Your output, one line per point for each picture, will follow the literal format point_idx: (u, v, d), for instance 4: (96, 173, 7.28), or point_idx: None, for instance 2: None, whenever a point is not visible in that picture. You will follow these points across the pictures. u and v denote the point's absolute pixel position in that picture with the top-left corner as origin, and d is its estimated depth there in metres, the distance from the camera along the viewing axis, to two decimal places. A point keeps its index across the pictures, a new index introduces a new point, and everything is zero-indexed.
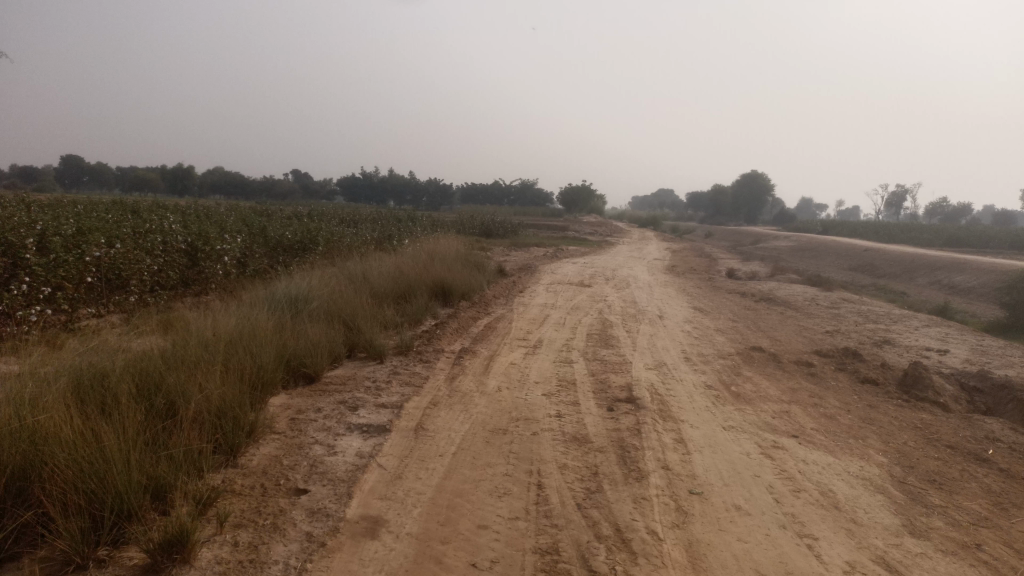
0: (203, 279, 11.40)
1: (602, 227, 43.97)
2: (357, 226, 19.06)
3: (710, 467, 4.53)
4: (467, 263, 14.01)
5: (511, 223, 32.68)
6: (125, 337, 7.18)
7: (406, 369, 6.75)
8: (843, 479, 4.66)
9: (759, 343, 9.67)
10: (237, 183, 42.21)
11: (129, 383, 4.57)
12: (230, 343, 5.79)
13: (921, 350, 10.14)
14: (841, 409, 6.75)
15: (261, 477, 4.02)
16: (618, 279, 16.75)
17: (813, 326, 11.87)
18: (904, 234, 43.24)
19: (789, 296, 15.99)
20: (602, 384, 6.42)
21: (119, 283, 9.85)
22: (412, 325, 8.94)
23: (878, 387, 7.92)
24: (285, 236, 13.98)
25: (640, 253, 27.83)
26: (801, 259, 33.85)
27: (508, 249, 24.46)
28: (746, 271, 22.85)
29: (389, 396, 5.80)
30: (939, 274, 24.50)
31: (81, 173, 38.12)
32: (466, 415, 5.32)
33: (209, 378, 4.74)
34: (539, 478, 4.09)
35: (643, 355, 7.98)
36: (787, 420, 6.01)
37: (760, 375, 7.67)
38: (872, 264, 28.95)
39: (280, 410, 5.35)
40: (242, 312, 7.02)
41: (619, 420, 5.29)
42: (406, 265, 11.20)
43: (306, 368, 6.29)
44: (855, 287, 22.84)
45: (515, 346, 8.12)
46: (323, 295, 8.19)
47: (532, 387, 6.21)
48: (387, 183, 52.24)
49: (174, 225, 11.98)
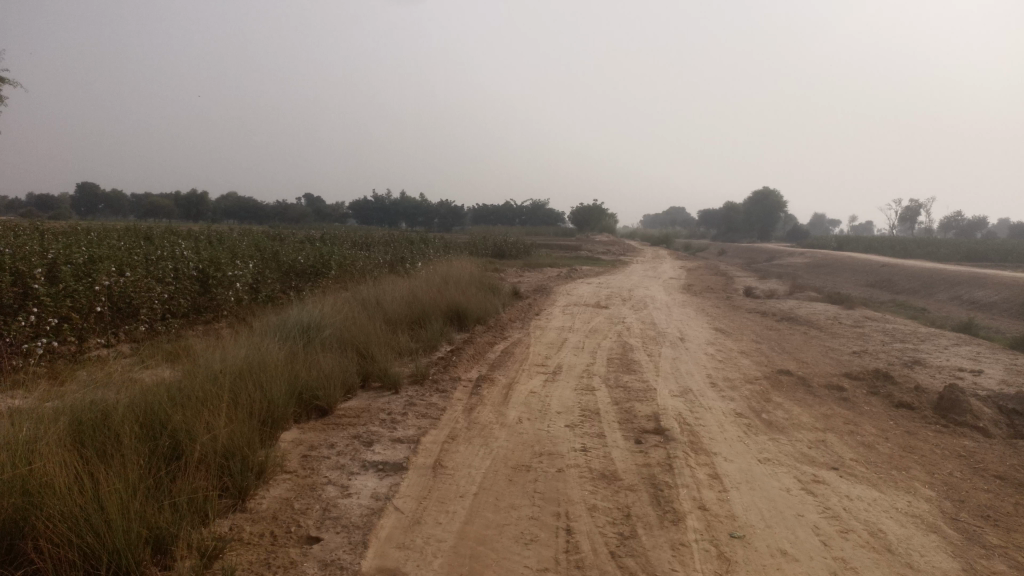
0: (214, 306, 11.20)
1: (614, 247, 43.75)
2: (370, 249, 18.92)
3: (749, 506, 4.23)
4: (481, 285, 13.78)
5: (524, 244, 32.50)
6: (134, 369, 6.97)
7: (422, 400, 6.48)
8: (892, 517, 4.35)
9: (785, 365, 9.35)
10: (251, 208, 42.39)
11: (134, 422, 4.33)
12: (239, 375, 5.55)
13: (954, 371, 9.77)
14: (878, 436, 6.43)
15: (270, 524, 3.75)
16: (635, 300, 16.47)
17: (838, 347, 11.53)
18: (920, 249, 42.70)
19: (810, 315, 15.62)
20: (627, 414, 6.13)
21: (129, 312, 9.67)
22: (427, 351, 8.69)
23: (913, 412, 7.58)
24: (297, 261, 13.80)
25: (654, 272, 27.56)
26: (817, 275, 33.42)
27: (522, 270, 24.25)
28: (763, 289, 22.50)
29: (404, 429, 5.54)
30: (960, 290, 24.05)
31: (96, 201, 38.33)
32: (486, 450, 5.05)
33: (217, 415, 4.51)
34: (567, 522, 3.81)
35: (667, 380, 7.70)
36: (824, 451, 5.70)
37: (790, 401, 7.35)
38: (890, 279, 28.51)
39: (291, 447, 5.10)
40: (253, 341, 6.79)
41: (648, 454, 4.99)
42: (419, 289, 10.96)
43: (319, 400, 6.04)
44: (875, 304, 22.45)
45: (533, 373, 7.84)
46: (336, 322, 7.97)
47: (554, 418, 5.93)
48: (399, 206, 52.31)
49: (186, 252, 11.82)
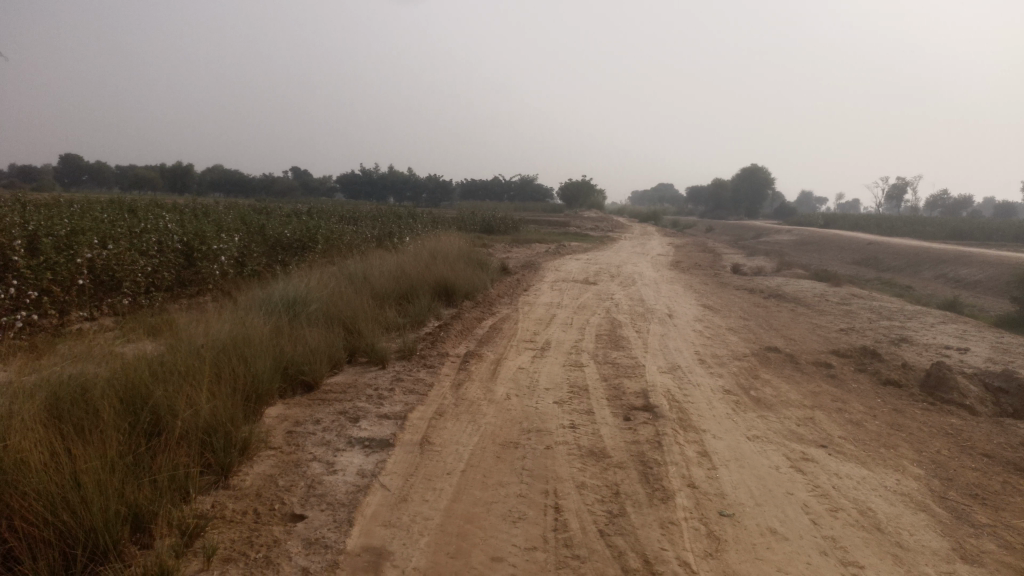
0: (199, 280, 11.05)
1: (602, 222, 43.65)
2: (357, 223, 18.77)
3: (739, 484, 4.20)
4: (470, 261, 13.68)
5: (512, 219, 32.34)
6: (116, 343, 6.86)
7: (409, 376, 6.41)
8: (881, 495, 4.33)
9: (773, 342, 9.34)
10: (237, 180, 41.94)
11: (114, 396, 4.24)
12: (223, 350, 5.46)
13: (940, 349, 9.80)
14: (866, 414, 6.42)
15: (253, 502, 3.69)
16: (623, 276, 16.43)
17: (826, 324, 11.54)
18: (906, 227, 42.86)
19: (798, 292, 15.63)
20: (616, 391, 6.08)
21: (111, 285, 9.53)
22: (414, 327, 8.61)
23: (901, 389, 7.59)
24: (284, 234, 13.64)
25: (643, 248, 27.53)
26: (804, 252, 33.50)
27: (510, 245, 24.14)
28: (751, 266, 22.52)
29: (391, 405, 5.47)
30: (945, 268, 24.16)
31: (80, 172, 37.75)
32: (474, 426, 4.99)
33: (200, 390, 4.42)
34: (556, 500, 3.77)
35: (656, 357, 7.66)
36: (813, 428, 5.68)
37: (779, 378, 7.33)
38: (876, 257, 28.59)
39: (276, 423, 5.02)
40: (238, 315, 6.69)
41: (637, 431, 4.96)
42: (407, 263, 10.86)
43: (305, 375, 5.97)
44: (861, 282, 22.53)
45: (522, 349, 7.79)
46: (323, 296, 7.87)
47: (542, 394, 5.88)
48: (387, 180, 51.91)
49: (170, 224, 11.64)
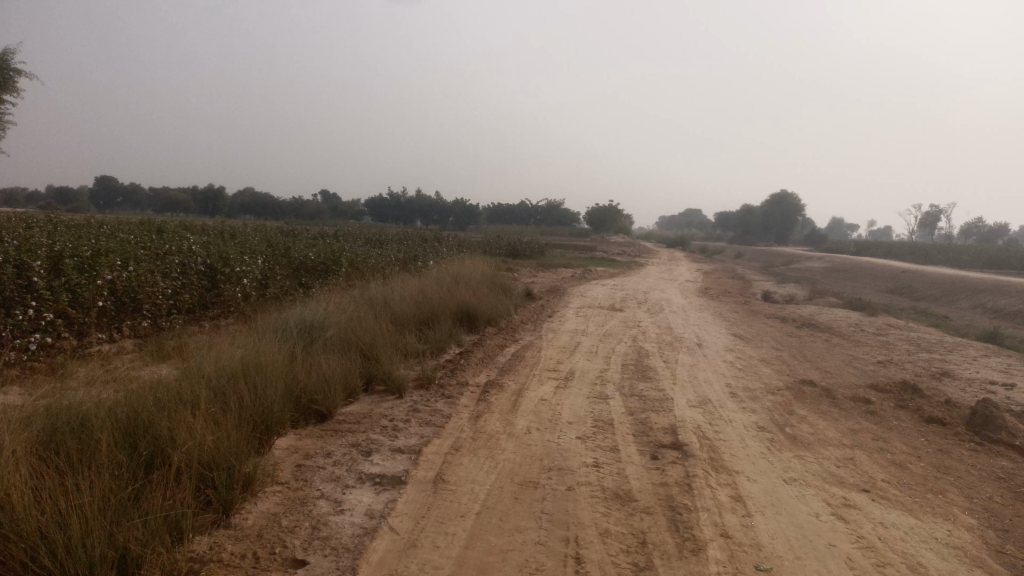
0: (221, 302, 10.94)
1: (629, 248, 43.32)
2: (383, 246, 18.67)
3: (776, 533, 3.88)
4: (494, 286, 13.45)
5: (539, 244, 32.14)
6: (131, 369, 6.71)
7: (427, 406, 6.16)
8: (931, 549, 3.98)
9: (808, 375, 8.97)
10: (268, 204, 42.29)
11: (113, 428, 4.04)
12: (234, 378, 5.26)
13: (985, 384, 9.34)
14: (910, 455, 6.04)
15: (253, 544, 3.44)
16: (651, 303, 16.11)
17: (862, 356, 11.11)
18: (941, 256, 41.95)
19: (832, 322, 15.17)
20: (642, 426, 5.78)
21: (132, 306, 9.42)
22: (434, 354, 8.37)
23: (945, 427, 7.18)
24: (308, 257, 13.52)
25: (671, 274, 27.16)
26: (835, 280, 32.84)
27: (536, 270, 23.88)
28: (782, 293, 22.04)
29: (406, 438, 5.22)
30: (982, 298, 23.48)
31: (115, 193, 38.30)
32: (492, 463, 4.72)
33: (205, 422, 4.22)
34: (577, 549, 3.48)
35: (684, 390, 7.34)
36: (853, 471, 5.33)
37: (815, 414, 6.98)
38: (911, 286, 27.91)
39: (285, 455, 4.80)
40: (253, 341, 6.49)
41: (665, 472, 4.65)
42: (429, 288, 10.64)
43: (318, 404, 5.74)
44: (894, 311, 21.91)
45: (545, 379, 7.52)
46: (341, 321, 7.67)
47: (565, 429, 5.60)
48: (415, 204, 52.04)
49: (195, 246, 11.57)
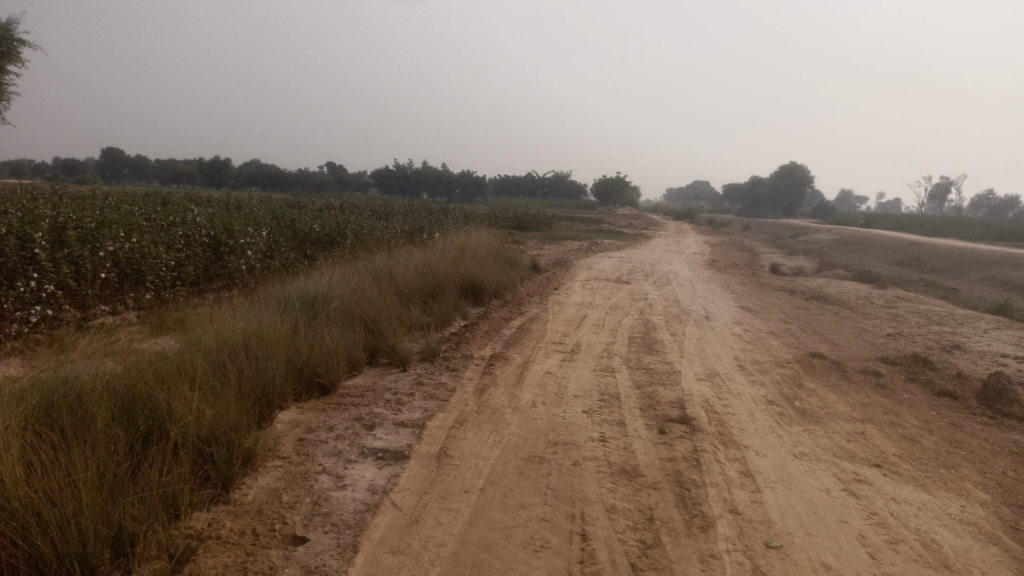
0: (225, 275, 10.86)
1: (636, 220, 43.02)
2: (388, 218, 18.54)
3: (786, 510, 3.80)
4: (500, 258, 13.34)
5: (545, 216, 31.93)
6: (133, 342, 6.66)
7: (431, 379, 6.09)
8: (945, 525, 3.90)
9: (817, 348, 8.86)
10: (273, 175, 42.11)
11: (110, 402, 3.97)
12: (235, 351, 5.19)
13: (996, 357, 9.22)
14: (921, 429, 5.95)
15: (252, 520, 3.38)
16: (658, 275, 16.00)
17: (871, 328, 10.99)
18: (951, 228, 41.57)
19: (840, 295, 15.02)
20: (649, 400, 5.69)
21: (135, 279, 9.35)
22: (439, 326, 8.30)
23: (956, 401, 7.07)
24: (313, 229, 13.42)
25: (678, 246, 26.97)
26: (843, 252, 32.60)
27: (542, 242, 23.71)
28: (791, 266, 21.84)
29: (410, 412, 5.15)
30: (992, 270, 23.26)
31: (121, 165, 38.16)
32: (496, 437, 4.64)
33: (204, 397, 4.15)
34: (583, 526, 3.41)
35: (692, 363, 7.25)
36: (864, 445, 5.24)
37: (824, 388, 6.88)
38: (920, 258, 27.66)
39: (287, 429, 4.73)
40: (255, 313, 6.42)
41: (673, 447, 4.57)
42: (435, 260, 10.54)
43: (321, 377, 5.68)
44: (902, 283, 21.73)
45: (550, 352, 7.44)
46: (345, 293, 7.59)
47: (571, 402, 5.51)
48: (421, 176, 51.75)
49: (199, 217, 11.47)
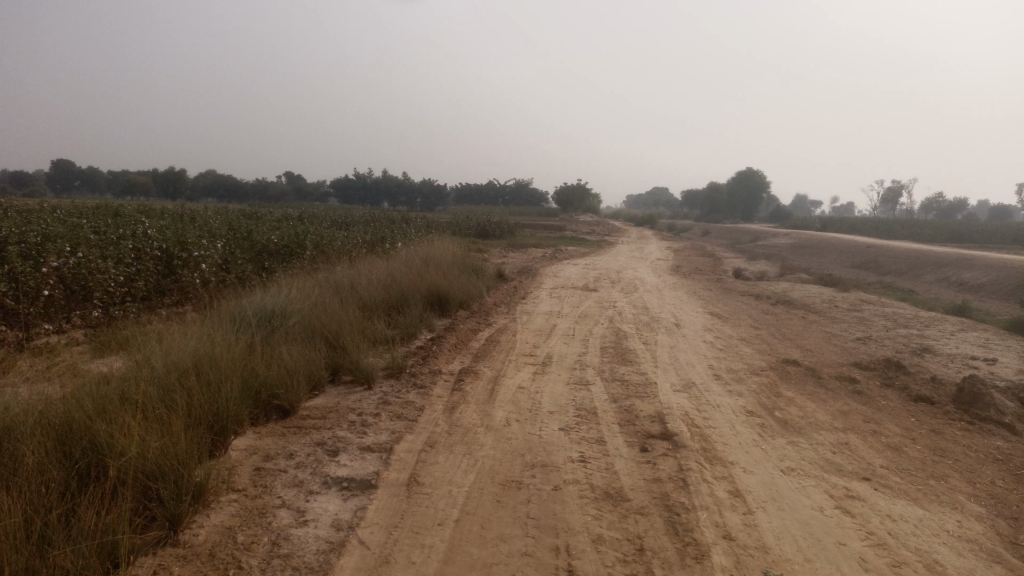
0: (179, 290, 10.38)
1: (598, 226, 43.01)
2: (350, 228, 18.11)
3: (781, 533, 3.58)
4: (465, 268, 13.04)
5: (508, 224, 31.69)
6: (77, 364, 6.23)
7: (398, 398, 5.76)
8: (945, 544, 3.70)
9: (790, 354, 8.73)
10: (231, 186, 41.26)
11: (43, 437, 3.60)
12: (185, 374, 4.83)
13: (966, 359, 9.18)
14: (904, 437, 5.80)
15: (203, 565, 3.04)
16: (625, 282, 15.82)
17: (841, 333, 10.92)
18: (905, 230, 42.34)
19: (806, 298, 15.01)
20: (628, 414, 5.45)
21: (81, 296, 8.85)
22: (405, 340, 7.98)
23: (933, 407, 6.96)
24: (271, 240, 12.98)
25: (641, 252, 26.92)
26: (803, 256, 32.92)
27: (506, 250, 23.48)
28: (754, 270, 21.87)
29: (376, 435, 4.83)
30: (947, 271, 23.61)
31: (72, 177, 36.93)
32: (470, 461, 4.35)
33: (148, 429, 3.79)
34: (568, 561, 3.14)
35: (667, 373, 7.04)
36: (851, 457, 5.06)
37: (803, 396, 6.72)
38: (877, 261, 28.02)
39: (243, 458, 4.39)
40: (208, 332, 6.04)
41: (657, 466, 4.32)
42: (398, 271, 10.20)
43: (280, 399, 5.33)
44: (863, 286, 21.92)
45: (521, 364, 7.16)
46: (305, 308, 7.23)
47: (546, 419, 5.24)
48: (382, 185, 51.22)
49: (150, 229, 10.97)
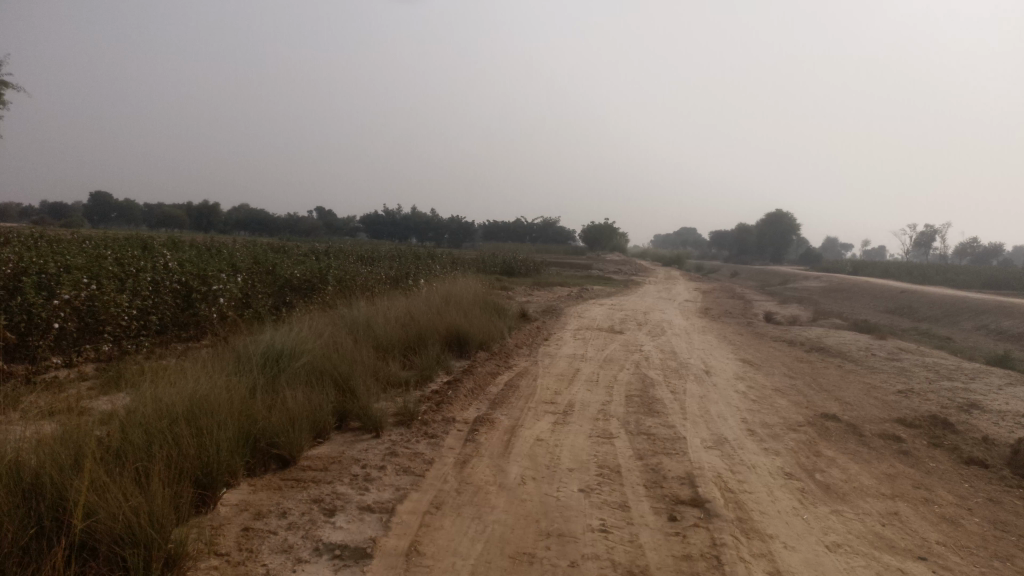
0: (195, 324, 10.12)
1: (625, 266, 42.56)
2: (374, 264, 17.87)
3: None
4: (487, 307, 12.69)
5: (535, 262, 31.39)
6: (77, 401, 5.93)
7: (406, 448, 5.37)
8: None
9: (828, 407, 8.19)
10: (262, 220, 41.59)
11: (5, 491, 3.28)
12: (176, 420, 4.48)
13: (1017, 417, 8.57)
14: (959, 507, 5.27)
15: None
16: (653, 325, 15.36)
17: (880, 385, 10.34)
18: (939, 275, 41.39)
19: (841, 346, 14.42)
20: (654, 475, 4.99)
21: (94, 329, 8.59)
22: (419, 383, 7.59)
23: (987, 471, 6.39)
24: (293, 274, 12.73)
25: (669, 293, 26.42)
26: (834, 300, 32.18)
27: (531, 289, 23.16)
28: (785, 314, 21.28)
29: (379, 492, 4.43)
30: (985, 319, 22.81)
31: (108, 210, 37.34)
32: (479, 527, 3.93)
33: (122, 486, 3.44)
34: None
35: (697, 427, 6.56)
36: (904, 531, 4.55)
37: (844, 456, 6.20)
38: (911, 306, 27.25)
39: (232, 514, 4.01)
40: (210, 372, 5.71)
41: (687, 539, 3.87)
42: (417, 309, 9.87)
43: (279, 447, 4.94)
44: (898, 333, 21.23)
45: (541, 413, 6.73)
46: (316, 347, 6.89)
47: (565, 478, 4.81)
48: (410, 222, 51.36)
49: (170, 260, 10.75)
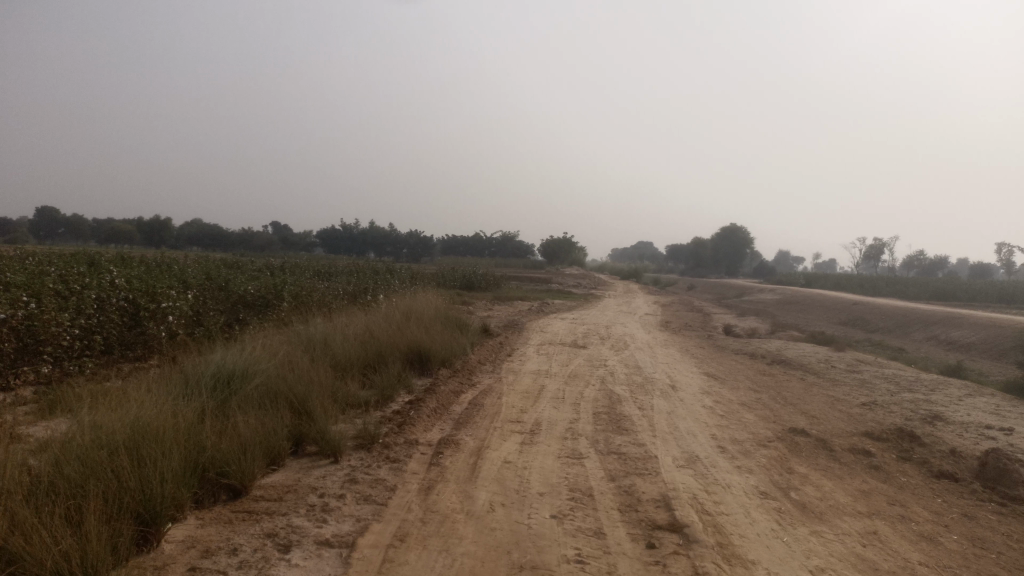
0: (142, 343, 9.65)
1: (585, 279, 42.58)
2: (331, 279, 17.47)
3: None
4: (448, 322, 12.42)
5: (495, 277, 31.18)
6: (11, 428, 5.53)
7: (367, 475, 5.08)
8: None
9: (796, 422, 8.10)
10: (216, 235, 40.66)
11: None
12: (115, 450, 4.14)
13: (979, 428, 8.59)
14: (935, 524, 5.16)
15: None
16: (615, 339, 15.24)
17: (844, 397, 10.33)
18: (889, 287, 42.27)
19: (802, 358, 14.46)
20: (628, 498, 4.79)
21: (33, 350, 8.10)
22: (380, 403, 7.29)
23: (958, 485, 6.32)
24: (247, 290, 12.30)
25: (629, 307, 26.46)
26: (789, 312, 32.59)
27: (491, 303, 22.93)
28: (744, 327, 21.39)
29: (338, 525, 4.14)
30: (936, 329, 23.23)
31: (55, 225, 36.07)
32: (447, 560, 3.67)
33: (52, 527, 3.14)
34: None
35: (668, 445, 6.39)
36: (885, 552, 4.41)
37: (817, 473, 6.08)
38: (864, 317, 27.69)
39: (177, 553, 3.69)
40: (155, 396, 5.34)
41: (667, 568, 3.66)
42: (376, 325, 9.56)
43: (230, 477, 4.62)
44: (854, 344, 21.50)
45: (508, 433, 6.49)
46: (271, 367, 6.57)
47: (536, 504, 4.57)
48: (368, 236, 50.79)
49: (117, 276, 10.25)
